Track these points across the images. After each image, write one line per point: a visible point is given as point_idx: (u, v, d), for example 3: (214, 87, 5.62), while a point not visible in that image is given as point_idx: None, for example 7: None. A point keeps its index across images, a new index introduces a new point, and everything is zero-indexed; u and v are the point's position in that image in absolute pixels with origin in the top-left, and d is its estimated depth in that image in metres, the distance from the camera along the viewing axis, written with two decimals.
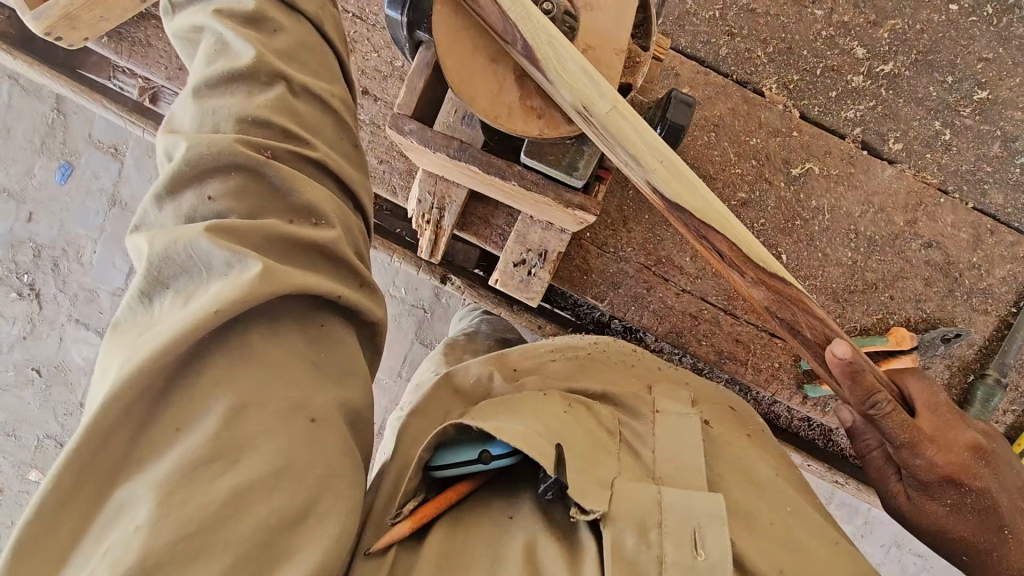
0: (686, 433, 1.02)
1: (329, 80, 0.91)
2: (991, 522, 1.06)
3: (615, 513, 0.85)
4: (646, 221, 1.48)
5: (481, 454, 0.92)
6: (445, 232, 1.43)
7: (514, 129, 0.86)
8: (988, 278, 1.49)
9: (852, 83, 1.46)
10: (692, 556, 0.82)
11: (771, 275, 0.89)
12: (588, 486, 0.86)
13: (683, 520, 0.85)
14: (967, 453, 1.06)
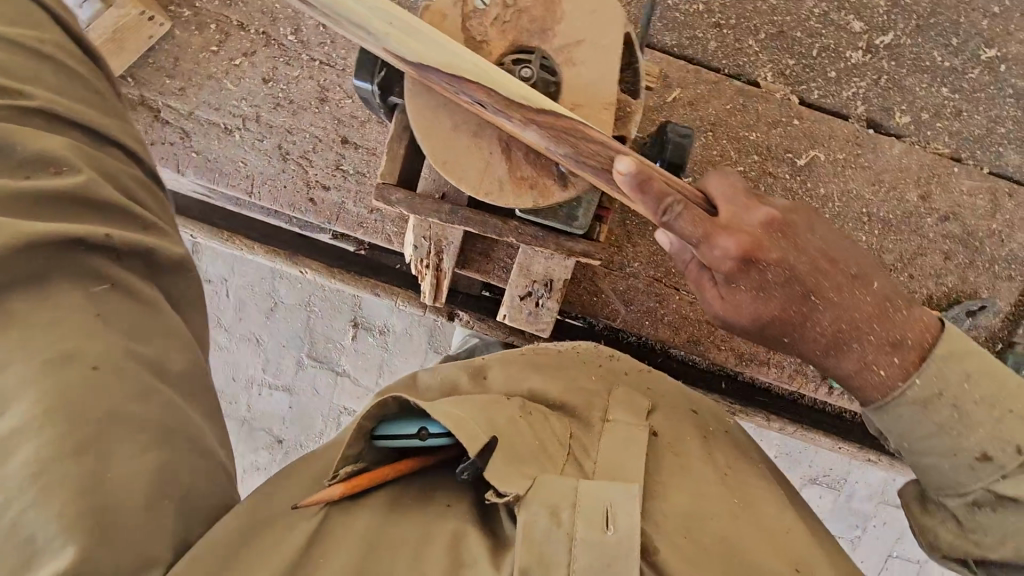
0: (632, 441, 0.99)
1: (32, 25, 0.79)
2: (796, 294, 0.86)
3: (531, 495, 0.77)
4: (651, 232, 1.44)
5: (420, 430, 0.85)
6: (447, 274, 1.38)
7: (506, 204, 0.83)
8: (1010, 244, 1.44)
9: (852, 59, 1.38)
10: (601, 532, 0.75)
11: (539, 108, 0.77)
12: (510, 471, 0.80)
13: (599, 497, 0.79)
14: (773, 232, 0.85)
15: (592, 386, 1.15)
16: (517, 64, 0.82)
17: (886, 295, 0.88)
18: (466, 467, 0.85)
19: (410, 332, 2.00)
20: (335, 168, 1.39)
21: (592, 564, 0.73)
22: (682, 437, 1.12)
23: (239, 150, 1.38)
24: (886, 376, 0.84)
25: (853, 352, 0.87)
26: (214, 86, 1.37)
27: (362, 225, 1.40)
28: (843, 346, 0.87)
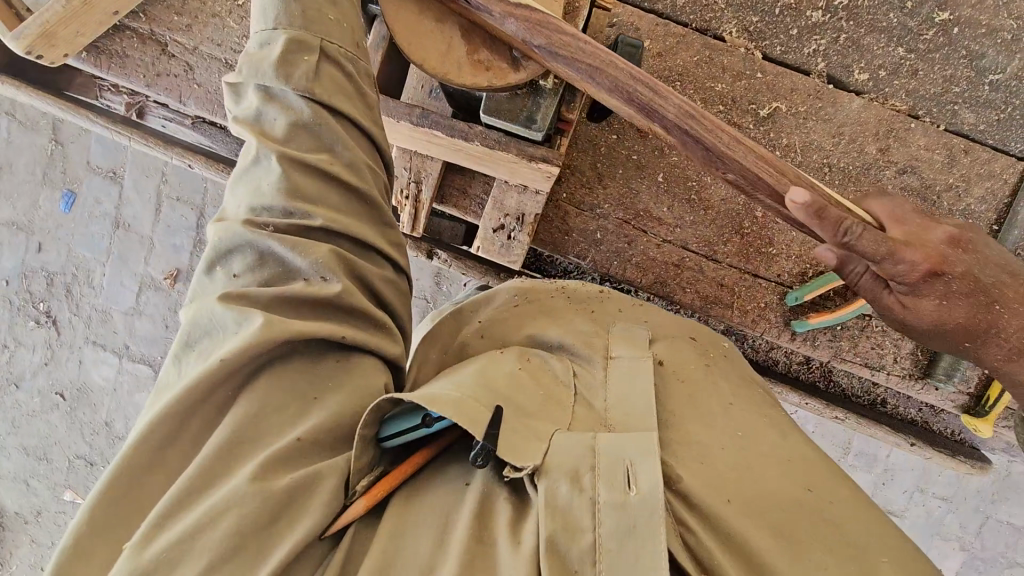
0: (637, 375, 1.04)
1: None
2: (881, 242, 0.97)
3: (549, 465, 0.85)
4: (621, 176, 1.51)
5: (424, 419, 0.89)
6: (424, 204, 1.48)
7: (464, 83, 0.94)
8: (967, 199, 1.50)
9: (812, 19, 1.48)
10: (623, 494, 0.82)
11: (518, 5, 0.89)
12: (520, 443, 0.87)
13: (615, 460, 0.85)
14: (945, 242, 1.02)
15: (592, 329, 1.16)
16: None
17: (923, 237, 1.02)
18: (478, 455, 0.87)
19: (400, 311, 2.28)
20: None
21: (617, 528, 0.80)
22: (688, 365, 1.15)
23: None
24: (927, 301, 1.03)
25: (903, 259, 0.98)
26: (218, 24, 1.48)
27: None
28: (896, 252, 0.97)
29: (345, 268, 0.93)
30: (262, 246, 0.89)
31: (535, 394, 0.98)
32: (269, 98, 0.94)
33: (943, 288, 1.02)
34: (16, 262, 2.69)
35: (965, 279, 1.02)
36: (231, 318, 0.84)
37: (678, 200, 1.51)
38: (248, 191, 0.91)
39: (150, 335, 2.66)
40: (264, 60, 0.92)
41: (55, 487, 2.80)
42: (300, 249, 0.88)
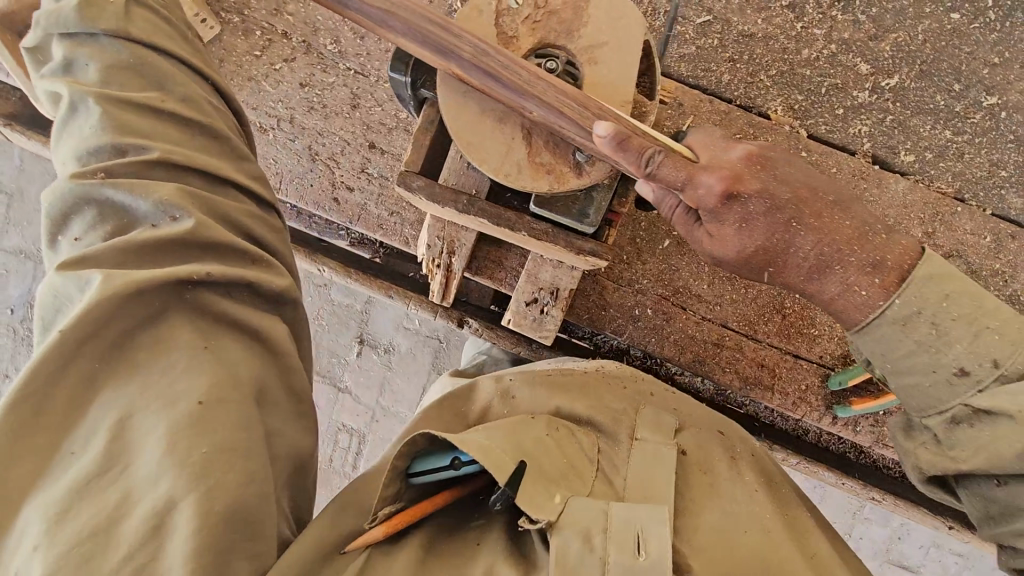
0: (659, 460, 1.06)
1: None
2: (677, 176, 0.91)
3: (565, 522, 0.88)
4: (661, 252, 1.47)
5: (452, 461, 0.90)
6: (457, 275, 1.42)
7: (522, 186, 0.88)
8: (1013, 284, 1.46)
9: (858, 99, 1.46)
10: (632, 557, 0.85)
11: None
12: (543, 498, 0.89)
13: (630, 525, 0.88)
14: (741, 163, 0.93)
15: (620, 405, 1.17)
16: (544, 59, 0.89)
17: (733, 166, 0.92)
18: (498, 500, 0.92)
19: (414, 354, 2.09)
20: (360, 171, 1.46)
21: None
22: (706, 447, 1.16)
23: (270, 147, 1.46)
24: (726, 238, 0.95)
25: (692, 189, 0.92)
26: (254, 87, 1.45)
27: (382, 225, 1.47)
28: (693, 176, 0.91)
29: (197, 205, 0.85)
30: (102, 195, 0.81)
31: (556, 458, 0.99)
32: (78, 45, 0.90)
33: (742, 212, 0.92)
34: (22, 293, 2.63)
35: (765, 198, 0.92)
36: (75, 286, 0.76)
37: (719, 277, 1.48)
38: (70, 145, 0.86)
39: None
40: (65, 11, 0.90)
41: None
42: (138, 188, 0.81)
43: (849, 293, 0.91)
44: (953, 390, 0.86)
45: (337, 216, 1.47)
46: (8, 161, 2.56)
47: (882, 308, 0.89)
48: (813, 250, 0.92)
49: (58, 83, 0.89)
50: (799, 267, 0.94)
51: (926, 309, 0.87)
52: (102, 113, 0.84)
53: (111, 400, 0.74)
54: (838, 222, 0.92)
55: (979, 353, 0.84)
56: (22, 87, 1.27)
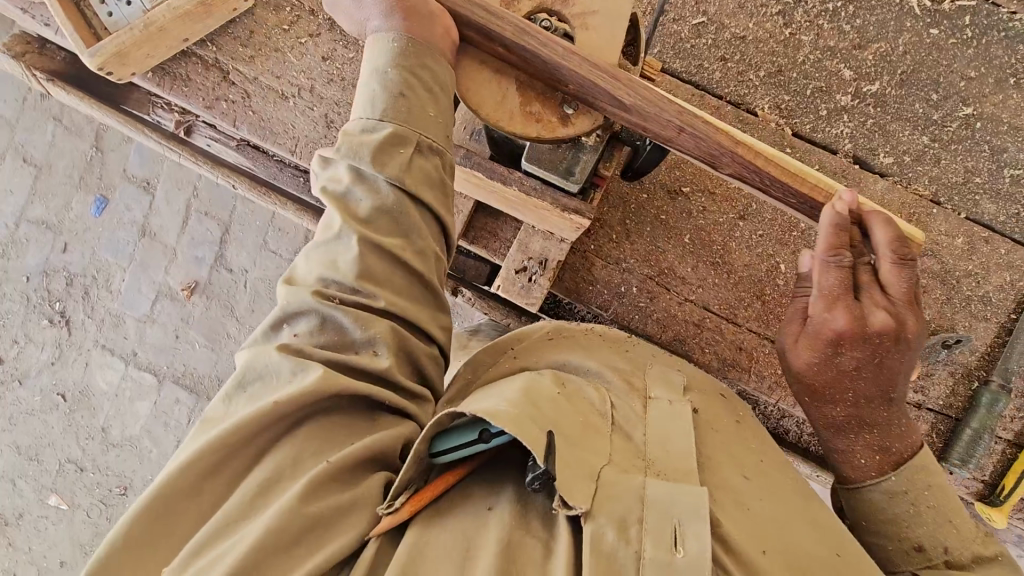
0: (676, 417, 1.06)
1: None
2: (838, 287, 1.06)
3: (600, 510, 0.86)
4: (648, 233, 1.55)
5: (482, 433, 0.91)
6: (451, 240, 1.52)
7: (514, 130, 1.00)
8: (985, 286, 1.53)
9: (841, 102, 1.55)
10: (669, 554, 0.83)
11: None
12: (575, 482, 0.86)
13: (664, 514, 0.87)
14: (880, 338, 1.06)
15: (625, 366, 1.18)
16: (539, 20, 1.02)
17: (887, 345, 1.07)
18: (535, 480, 0.89)
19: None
20: None
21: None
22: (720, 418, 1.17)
23: (293, 114, 1.59)
24: (818, 352, 1.10)
25: (845, 304, 1.06)
26: (279, 57, 1.58)
27: None
28: (834, 300, 1.06)
29: (392, 138, 0.96)
30: (332, 316, 0.92)
31: (570, 413, 0.97)
32: (360, 178, 0.97)
33: (835, 365, 1.09)
34: (40, 261, 2.74)
35: (857, 359, 1.08)
36: (288, 366, 0.89)
37: (703, 261, 1.55)
38: (321, 258, 0.96)
39: (159, 343, 2.67)
40: (362, 145, 0.96)
41: (41, 490, 2.77)
42: (362, 322, 0.92)
43: (849, 454, 1.15)
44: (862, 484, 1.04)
45: None
46: (42, 134, 2.71)
47: (877, 479, 1.13)
48: (843, 413, 1.13)
49: (348, 137, 0.98)
50: (818, 395, 1.14)
51: (910, 491, 1.10)
52: (359, 253, 0.93)
53: (277, 451, 0.87)
54: (887, 382, 1.10)
55: (940, 539, 1.06)
56: (71, 41, 1.39)
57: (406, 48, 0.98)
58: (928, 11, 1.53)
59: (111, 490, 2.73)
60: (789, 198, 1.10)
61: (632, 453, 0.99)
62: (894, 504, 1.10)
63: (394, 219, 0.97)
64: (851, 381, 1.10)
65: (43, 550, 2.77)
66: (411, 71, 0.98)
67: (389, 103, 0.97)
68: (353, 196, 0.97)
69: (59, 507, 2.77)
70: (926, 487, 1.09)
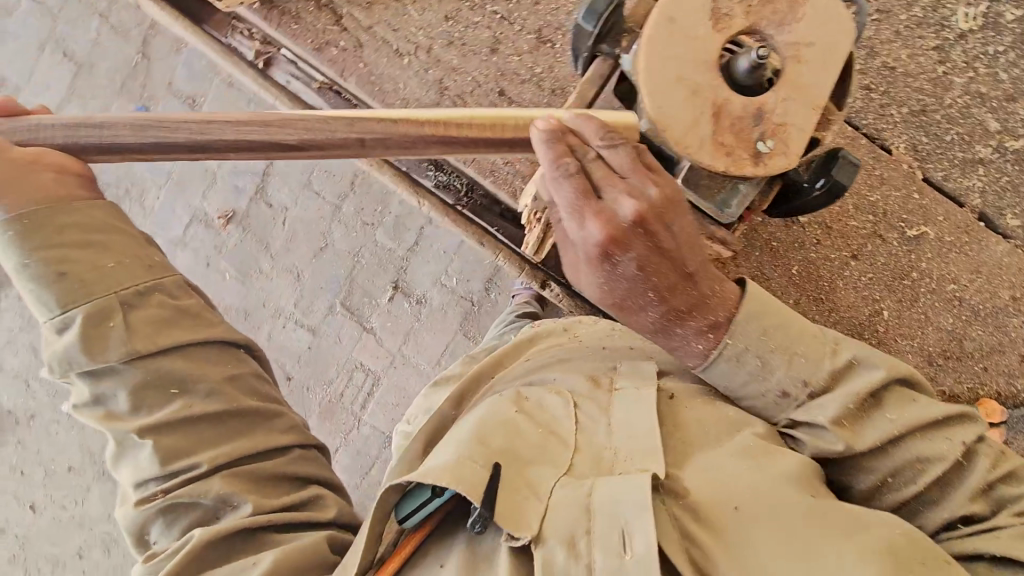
0: (639, 405, 1.07)
1: None
2: (573, 197, 0.88)
3: (545, 533, 0.92)
4: (755, 259, 1.50)
5: (430, 492, 1.02)
6: (553, 232, 1.43)
7: (702, 161, 0.88)
8: None
9: (980, 154, 1.47)
10: (619, 559, 0.87)
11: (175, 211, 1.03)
12: (519, 514, 0.94)
13: (611, 521, 0.90)
14: (634, 220, 0.87)
15: (596, 368, 1.20)
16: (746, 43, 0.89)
17: (644, 221, 0.87)
18: (477, 522, 0.96)
19: (444, 310, 2.39)
20: (484, 115, 1.47)
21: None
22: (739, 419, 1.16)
23: (404, 73, 1.48)
24: (598, 272, 0.91)
25: (594, 207, 0.87)
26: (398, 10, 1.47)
27: (494, 173, 1.49)
28: (582, 211, 0.88)
29: (93, 318, 0.96)
30: (164, 513, 1.02)
31: (531, 431, 1.06)
32: (97, 379, 0.99)
33: (614, 272, 0.90)
34: None
35: (635, 259, 0.89)
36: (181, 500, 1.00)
37: (807, 296, 1.50)
38: (129, 470, 1.02)
39: (189, 266, 2.62)
40: (70, 349, 0.96)
41: (56, 395, 2.73)
42: (198, 493, 1.01)
43: (687, 344, 0.99)
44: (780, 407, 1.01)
45: None
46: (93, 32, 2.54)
47: (715, 355, 0.99)
48: (656, 318, 0.95)
49: (50, 343, 0.97)
50: (634, 311, 0.94)
51: (750, 348, 0.98)
52: (149, 449, 0.99)
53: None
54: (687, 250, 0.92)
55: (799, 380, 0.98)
56: None
57: (27, 225, 0.93)
58: None
59: None
60: (518, 146, 1.00)
61: (601, 457, 1.02)
62: (742, 367, 0.99)
63: (157, 386, 1.00)
64: (648, 283, 0.91)
65: (52, 453, 2.76)
66: (53, 246, 0.95)
67: (52, 290, 0.95)
68: (107, 397, 0.99)
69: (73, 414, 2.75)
70: (759, 334, 0.98)
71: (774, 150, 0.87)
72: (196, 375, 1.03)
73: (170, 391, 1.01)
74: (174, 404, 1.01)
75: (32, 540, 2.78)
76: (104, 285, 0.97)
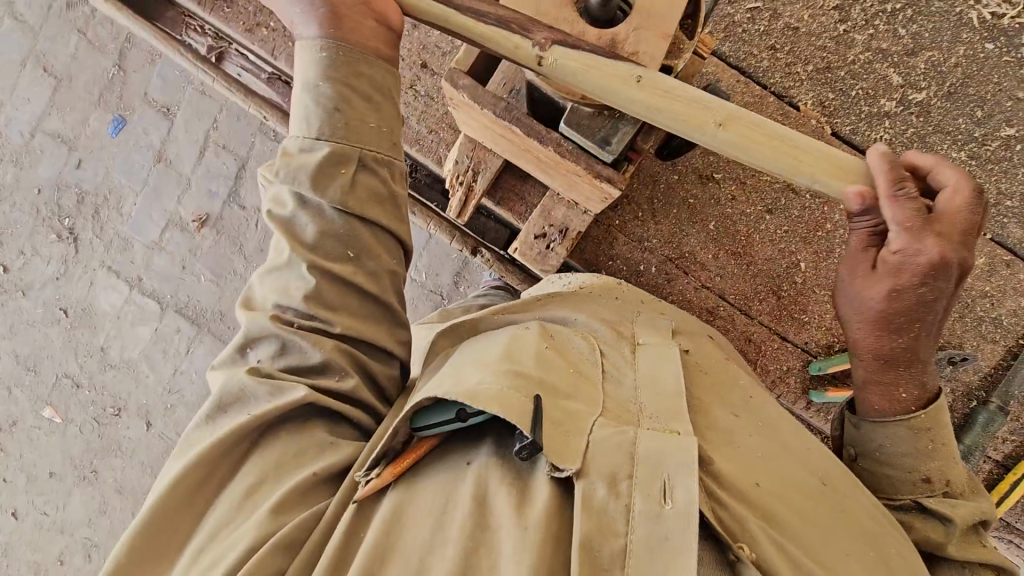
0: (667, 363, 1.06)
1: None
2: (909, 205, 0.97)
3: (589, 466, 0.84)
4: (674, 215, 1.55)
5: (459, 413, 0.92)
6: (475, 195, 1.48)
7: (560, 89, 1.01)
8: (999, 309, 1.54)
9: (885, 107, 1.54)
10: (658, 506, 0.82)
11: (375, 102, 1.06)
12: (562, 443, 0.86)
13: (654, 469, 0.85)
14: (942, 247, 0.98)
15: (614, 317, 1.18)
16: None
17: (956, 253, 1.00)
18: (523, 447, 0.86)
19: (416, 304, 2.43)
20: (408, 87, 1.55)
21: (649, 536, 0.80)
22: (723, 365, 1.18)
23: None
24: (911, 292, 1.03)
25: (916, 218, 0.98)
26: None
27: (418, 141, 1.55)
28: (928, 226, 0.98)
29: (338, 152, 1.00)
30: (290, 341, 1.00)
31: (559, 366, 0.99)
32: (304, 205, 1.00)
33: (909, 287, 1.03)
34: (52, 174, 2.67)
35: (930, 293, 1.03)
36: (265, 390, 0.98)
37: (725, 250, 1.56)
38: (274, 286, 1.02)
39: (165, 271, 2.59)
40: (300, 169, 0.99)
41: (36, 399, 2.71)
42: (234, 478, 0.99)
43: (899, 387, 1.12)
44: (900, 465, 1.10)
45: None
46: (64, 44, 2.60)
47: (902, 414, 1.12)
48: (897, 344, 1.09)
49: (288, 158, 1.00)
50: (887, 322, 1.08)
51: (937, 433, 1.10)
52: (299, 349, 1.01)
53: (244, 473, 0.97)
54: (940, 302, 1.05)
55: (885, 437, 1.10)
56: None
57: (336, 56, 0.99)
58: (987, 24, 1.50)
59: (104, 409, 2.66)
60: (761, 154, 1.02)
61: (626, 406, 0.98)
62: (914, 439, 1.10)
63: (340, 239, 1.01)
64: (906, 307, 1.05)
65: (35, 458, 2.73)
66: (346, 82, 0.99)
67: (330, 120, 0.99)
68: (293, 219, 1.01)
69: (54, 419, 2.72)
70: (943, 427, 1.10)
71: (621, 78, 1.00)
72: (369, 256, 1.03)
73: (347, 253, 1.01)
74: (343, 264, 1.01)
75: (17, 547, 2.75)
76: (356, 138, 1.01)
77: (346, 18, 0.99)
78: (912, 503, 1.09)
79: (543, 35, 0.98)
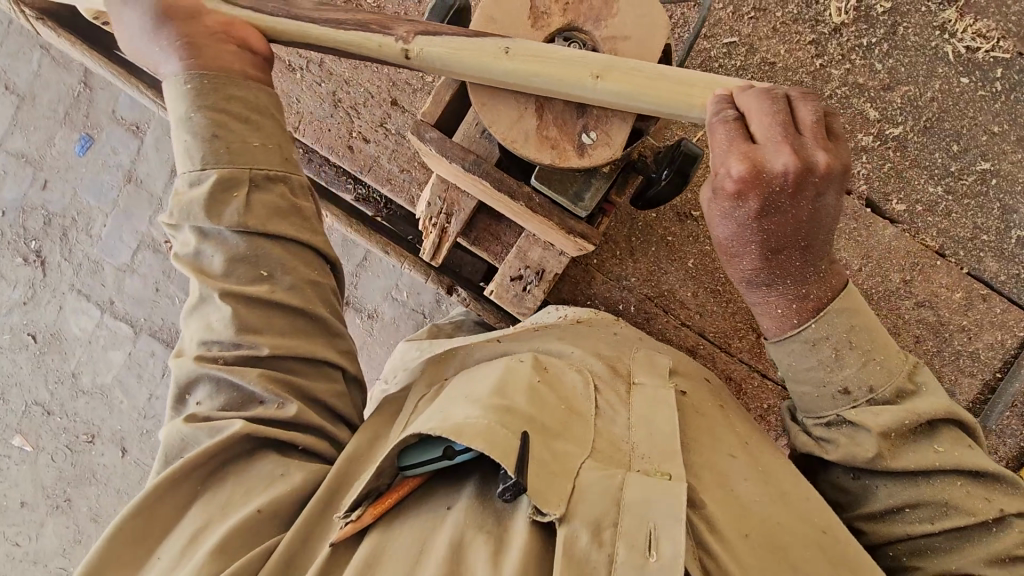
0: (662, 402, 1.01)
1: None
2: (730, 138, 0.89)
3: (574, 512, 0.81)
4: (652, 253, 1.53)
5: (447, 449, 0.87)
6: (450, 237, 1.44)
7: (526, 154, 0.97)
8: (976, 343, 1.54)
9: (862, 142, 1.52)
10: (643, 559, 0.78)
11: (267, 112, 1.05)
12: (549, 487, 0.82)
13: (640, 519, 0.81)
14: (761, 169, 0.85)
15: (611, 353, 1.13)
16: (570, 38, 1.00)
17: (801, 173, 0.86)
18: (506, 488, 0.82)
19: (397, 324, 2.33)
20: (378, 124, 1.50)
21: None
22: (708, 401, 1.13)
23: (298, 87, 1.51)
24: (743, 226, 0.90)
25: (737, 147, 0.87)
26: None
27: (390, 181, 1.50)
28: (748, 152, 0.86)
29: (225, 177, 0.96)
30: (220, 378, 0.94)
31: (551, 404, 0.93)
32: (203, 236, 0.97)
33: (737, 216, 0.89)
34: (16, 195, 2.55)
35: (766, 212, 0.88)
36: (205, 432, 0.93)
37: (705, 289, 1.53)
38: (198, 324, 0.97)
39: (138, 295, 2.50)
40: (193, 203, 0.95)
41: (5, 429, 2.60)
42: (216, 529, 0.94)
43: (782, 311, 0.97)
44: (834, 402, 0.98)
45: (350, 162, 1.51)
46: (26, 61, 2.50)
47: (798, 328, 0.98)
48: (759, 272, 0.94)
49: (178, 198, 0.97)
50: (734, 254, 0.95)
51: (845, 369, 0.97)
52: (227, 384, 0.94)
53: (197, 509, 0.90)
54: (798, 222, 0.90)
55: (866, 378, 0.96)
56: None
57: (204, 84, 0.97)
58: (961, 58, 1.50)
59: (77, 437, 2.56)
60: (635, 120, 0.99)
61: (619, 445, 0.93)
62: (814, 354, 0.97)
63: (250, 262, 0.97)
64: (755, 236, 0.91)
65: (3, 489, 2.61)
66: (220, 107, 0.97)
67: (202, 147, 0.96)
68: (202, 253, 0.97)
69: (24, 448, 2.61)
70: (847, 328, 0.97)
71: (596, 141, 0.97)
72: (286, 267, 0.99)
73: (261, 273, 0.97)
74: (260, 284, 0.97)
75: None
76: (244, 160, 0.98)
77: (203, 48, 0.99)
78: (837, 418, 0.98)
79: (404, 30, 1.04)
